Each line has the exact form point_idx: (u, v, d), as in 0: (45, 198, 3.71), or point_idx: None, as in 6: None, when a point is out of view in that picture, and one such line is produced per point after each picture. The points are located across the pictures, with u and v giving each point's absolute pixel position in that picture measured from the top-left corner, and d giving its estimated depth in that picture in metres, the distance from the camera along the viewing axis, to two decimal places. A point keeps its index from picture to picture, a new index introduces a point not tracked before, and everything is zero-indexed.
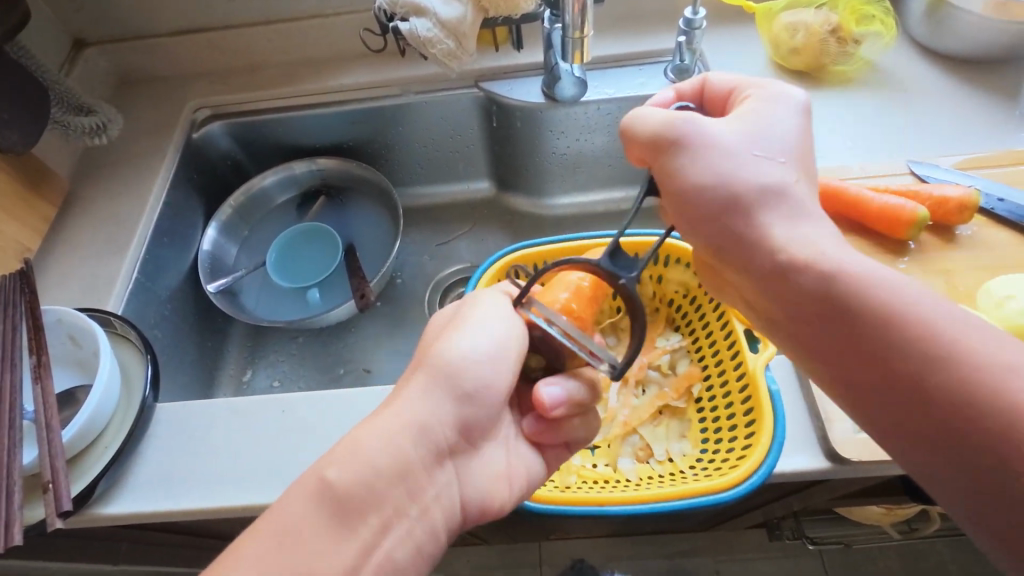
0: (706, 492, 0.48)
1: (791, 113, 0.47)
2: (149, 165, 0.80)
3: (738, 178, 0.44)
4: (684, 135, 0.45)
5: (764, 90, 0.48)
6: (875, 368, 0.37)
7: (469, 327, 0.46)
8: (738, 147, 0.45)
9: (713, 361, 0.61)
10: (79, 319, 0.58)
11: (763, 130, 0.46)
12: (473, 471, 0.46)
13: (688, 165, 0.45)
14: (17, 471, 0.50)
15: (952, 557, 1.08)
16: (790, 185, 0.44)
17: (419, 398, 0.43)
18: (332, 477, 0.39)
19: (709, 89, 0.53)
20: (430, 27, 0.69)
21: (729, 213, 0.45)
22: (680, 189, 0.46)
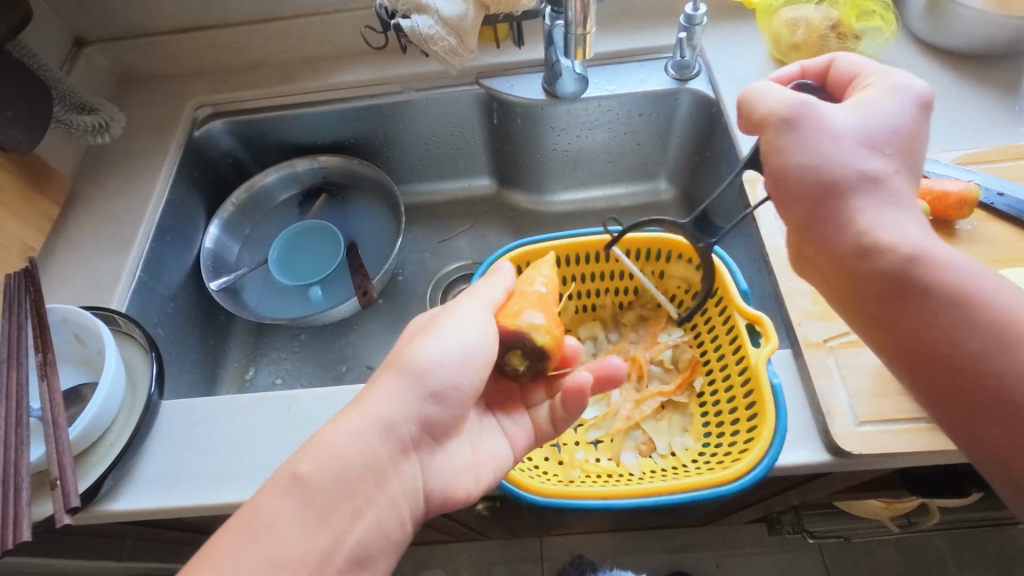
0: (709, 484, 0.49)
1: (904, 105, 0.50)
2: (151, 163, 0.80)
3: (846, 168, 0.47)
4: (795, 112, 0.48)
5: (885, 79, 0.51)
6: (976, 379, 0.41)
7: (440, 328, 0.46)
8: (847, 132, 0.48)
9: (715, 356, 0.61)
10: (84, 318, 0.58)
11: (879, 121, 0.49)
12: (439, 463, 0.47)
13: (794, 142, 0.48)
14: (25, 467, 0.50)
15: (950, 550, 1.09)
16: (886, 176, 0.48)
17: (388, 396, 0.43)
18: (303, 471, 0.40)
19: (834, 74, 0.55)
20: (431, 25, 0.69)
21: (832, 205, 0.48)
22: (780, 167, 0.49)
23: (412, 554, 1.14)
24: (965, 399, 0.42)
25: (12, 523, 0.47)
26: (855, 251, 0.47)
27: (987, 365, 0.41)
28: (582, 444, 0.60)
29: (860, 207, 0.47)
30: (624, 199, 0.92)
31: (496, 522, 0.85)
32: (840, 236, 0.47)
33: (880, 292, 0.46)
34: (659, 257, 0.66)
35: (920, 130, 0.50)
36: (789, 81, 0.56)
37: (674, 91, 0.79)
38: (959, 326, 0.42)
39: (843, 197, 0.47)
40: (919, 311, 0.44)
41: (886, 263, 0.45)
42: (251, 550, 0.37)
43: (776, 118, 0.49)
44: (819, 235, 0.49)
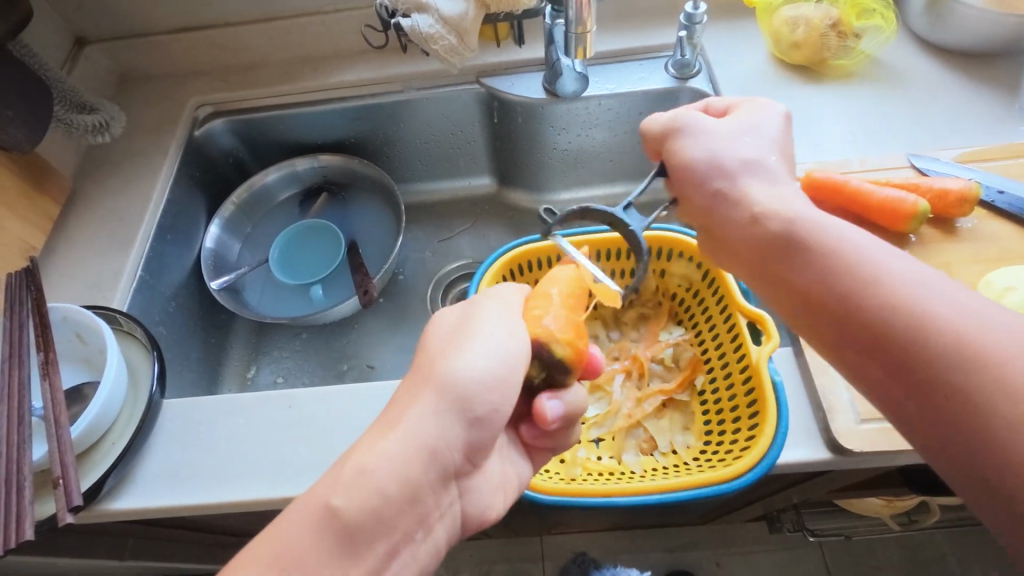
0: (711, 482, 0.49)
1: (777, 119, 0.53)
2: (152, 162, 0.80)
3: (728, 156, 0.50)
4: (679, 126, 0.53)
5: (756, 101, 0.56)
6: (859, 322, 0.40)
7: (478, 341, 0.42)
8: (724, 132, 0.52)
9: (716, 354, 0.61)
10: (86, 317, 0.58)
11: (751, 124, 0.52)
12: (477, 486, 0.45)
13: (684, 144, 0.53)
14: (28, 466, 0.50)
15: (951, 548, 1.09)
16: (766, 161, 0.50)
17: (430, 422, 0.40)
18: (339, 504, 0.37)
19: (711, 113, 0.57)
20: (432, 23, 0.69)
21: (724, 187, 0.50)
22: (678, 165, 0.53)
23: None
24: (862, 342, 0.40)
25: (15, 522, 0.47)
26: (747, 222, 0.48)
27: (868, 308, 0.39)
28: (584, 442, 0.60)
29: (747, 186, 0.49)
30: (624, 198, 0.92)
31: (498, 521, 0.85)
32: (738, 218, 0.49)
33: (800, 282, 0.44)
34: (660, 256, 0.66)
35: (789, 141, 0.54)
36: (677, 128, 0.58)
37: (674, 89, 0.79)
38: (837, 273, 0.42)
39: (726, 180, 0.50)
40: (831, 290, 0.42)
41: (771, 227, 0.46)
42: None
43: (666, 129, 0.54)
44: (725, 222, 0.50)
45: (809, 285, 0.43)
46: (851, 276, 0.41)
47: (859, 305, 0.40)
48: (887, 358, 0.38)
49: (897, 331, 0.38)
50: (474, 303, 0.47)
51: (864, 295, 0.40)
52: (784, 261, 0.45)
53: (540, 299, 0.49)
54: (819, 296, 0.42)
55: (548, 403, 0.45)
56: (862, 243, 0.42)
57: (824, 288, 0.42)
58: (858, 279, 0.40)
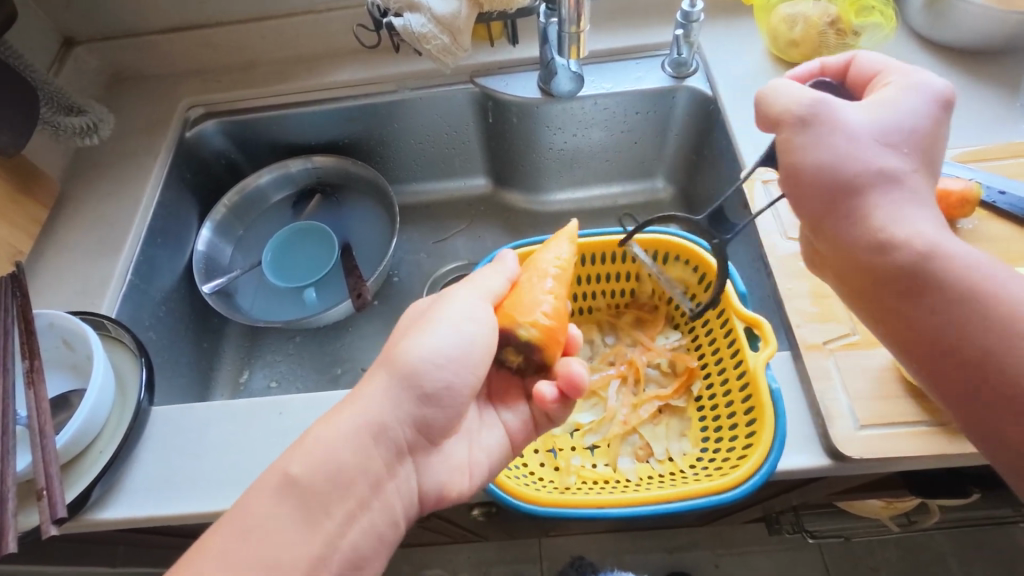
0: (708, 492, 0.48)
1: (925, 104, 0.48)
2: (142, 164, 0.79)
3: (862, 164, 0.46)
4: (818, 114, 0.47)
5: (905, 77, 0.49)
6: (989, 373, 0.42)
7: (435, 324, 0.46)
8: (866, 133, 0.47)
9: (713, 360, 0.60)
10: (72, 323, 0.57)
11: (894, 118, 0.47)
12: (433, 465, 0.47)
13: (815, 141, 0.47)
14: (12, 477, 0.49)
15: (951, 548, 1.08)
16: (904, 174, 0.46)
17: (381, 397, 0.43)
18: (295, 473, 0.40)
19: (854, 73, 0.53)
20: (424, 23, 0.68)
21: (850, 203, 0.47)
22: (797, 165, 0.48)
23: (411, 555, 1.13)
24: (973, 394, 0.42)
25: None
26: (873, 244, 0.46)
27: (998, 362, 0.41)
28: (579, 449, 0.59)
29: (877, 204, 0.46)
30: (621, 198, 0.91)
31: (495, 526, 0.84)
32: (858, 236, 0.46)
33: (899, 287, 0.45)
34: (656, 259, 0.65)
35: (936, 128, 0.49)
36: (807, 77, 0.55)
37: (671, 89, 0.78)
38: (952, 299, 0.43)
39: (860, 194, 0.46)
40: (937, 305, 0.44)
41: (902, 255, 0.45)
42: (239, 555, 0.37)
43: (801, 115, 0.47)
44: (840, 235, 0.48)
45: (937, 327, 0.44)
46: (991, 328, 0.42)
47: (998, 360, 0.41)
48: (1005, 409, 0.41)
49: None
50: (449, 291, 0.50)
51: (1005, 350, 0.41)
52: (913, 297, 0.45)
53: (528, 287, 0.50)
54: (948, 341, 0.43)
55: (544, 387, 0.48)
56: (995, 282, 0.43)
57: (956, 332, 0.43)
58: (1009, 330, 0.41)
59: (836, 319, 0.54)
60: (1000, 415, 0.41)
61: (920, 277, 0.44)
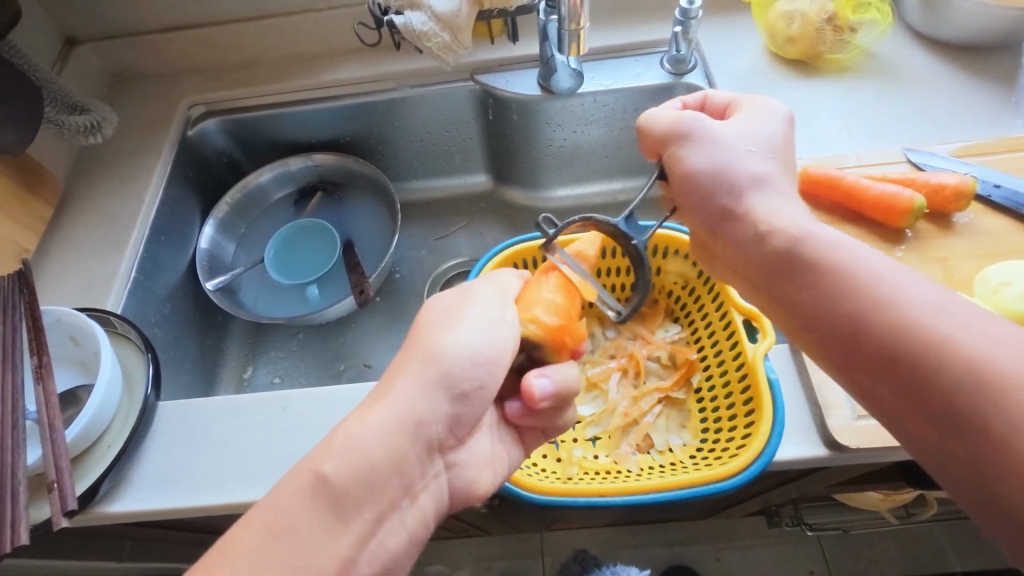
0: (706, 481, 0.49)
1: (780, 121, 0.52)
2: (145, 162, 0.80)
3: (736, 170, 0.50)
4: (681, 129, 0.52)
5: (756, 104, 0.54)
6: (862, 342, 0.39)
7: (469, 323, 0.45)
8: (731, 143, 0.51)
9: (712, 351, 0.61)
10: (79, 320, 0.58)
11: (755, 132, 0.51)
12: (461, 459, 0.47)
13: (690, 154, 0.51)
14: (22, 470, 0.50)
15: (949, 541, 1.09)
16: (770, 175, 0.50)
17: (414, 393, 0.42)
18: (328, 472, 0.39)
19: (711, 106, 0.58)
20: (425, 21, 0.68)
21: (729, 204, 0.50)
22: (682, 176, 0.52)
23: None
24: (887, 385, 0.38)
25: (10, 527, 0.47)
26: (754, 238, 0.48)
27: (877, 328, 0.39)
28: (580, 441, 0.60)
29: (752, 201, 0.49)
30: (621, 194, 0.92)
31: (497, 519, 0.86)
32: (743, 235, 0.49)
33: (784, 279, 0.46)
34: (656, 253, 0.66)
35: (790, 145, 0.53)
36: (676, 112, 0.58)
37: (670, 85, 0.79)
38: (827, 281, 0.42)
39: (739, 197, 0.49)
40: (818, 287, 0.43)
41: (778, 246, 0.46)
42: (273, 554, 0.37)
43: (669, 133, 0.52)
44: (731, 239, 0.50)
45: (822, 315, 0.42)
46: (856, 299, 0.40)
47: (865, 331, 0.39)
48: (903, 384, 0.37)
49: (902, 354, 0.37)
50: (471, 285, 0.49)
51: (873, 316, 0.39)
52: (793, 286, 0.45)
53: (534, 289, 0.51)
54: (824, 320, 0.42)
55: (537, 380, 0.45)
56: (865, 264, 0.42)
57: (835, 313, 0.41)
58: (853, 302, 0.40)
59: None
60: (907, 401, 0.37)
61: (796, 265, 0.45)
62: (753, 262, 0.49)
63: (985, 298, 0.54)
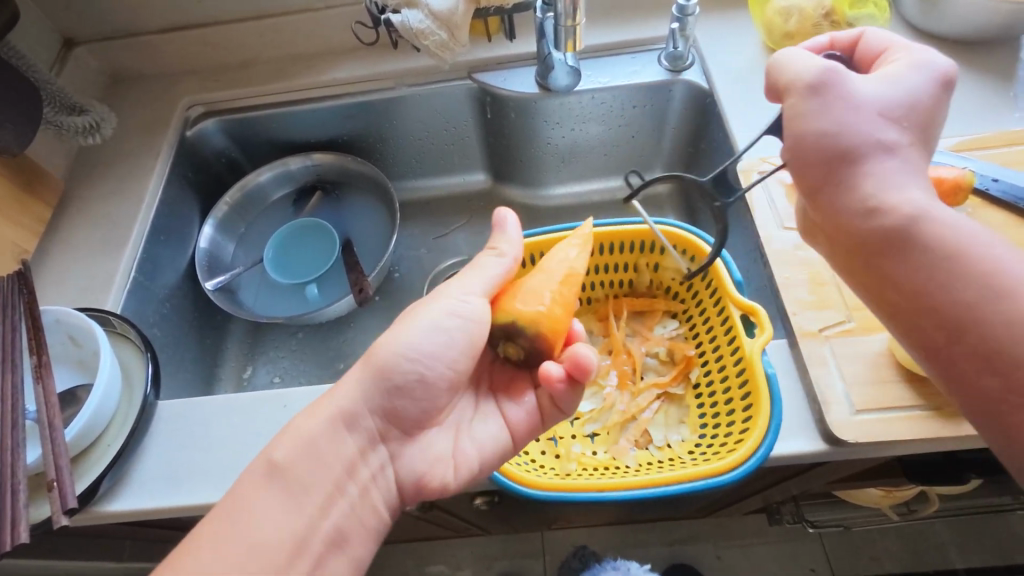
0: (705, 475, 0.49)
1: (930, 79, 0.48)
2: (144, 163, 0.80)
3: (860, 136, 0.46)
4: (824, 79, 0.47)
5: (908, 54, 0.49)
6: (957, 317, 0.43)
7: (418, 321, 0.48)
8: (867, 101, 0.47)
9: (710, 347, 0.61)
10: (78, 319, 0.58)
11: (898, 94, 0.47)
12: (410, 453, 0.50)
13: (822, 109, 0.47)
14: (22, 469, 0.50)
15: (951, 537, 1.09)
16: (899, 145, 0.47)
17: (354, 392, 0.48)
18: (277, 459, 0.45)
19: (863, 49, 0.53)
20: (422, 19, 0.68)
21: (847, 173, 0.47)
22: (806, 136, 0.47)
23: (413, 549, 1.15)
24: (965, 349, 0.43)
25: (10, 526, 0.47)
26: (863, 211, 0.46)
27: (973, 311, 0.42)
28: (579, 437, 0.60)
29: (872, 172, 0.46)
30: (618, 192, 0.92)
31: (499, 518, 0.86)
32: (848, 204, 0.47)
33: (884, 251, 0.46)
34: (653, 250, 0.66)
35: (936, 106, 0.49)
36: (818, 51, 0.54)
37: (667, 82, 0.79)
38: (936, 253, 0.44)
39: (858, 163, 0.47)
40: (920, 259, 0.44)
41: (890, 221, 0.45)
42: (229, 540, 0.42)
43: (805, 83, 0.47)
44: (832, 206, 0.48)
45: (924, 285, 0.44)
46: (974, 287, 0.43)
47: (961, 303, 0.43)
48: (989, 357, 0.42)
49: (1010, 344, 0.41)
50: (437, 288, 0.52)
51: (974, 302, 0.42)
52: (898, 260, 0.45)
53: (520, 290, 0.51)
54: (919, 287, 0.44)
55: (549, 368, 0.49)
56: (972, 240, 0.44)
57: (931, 284, 0.44)
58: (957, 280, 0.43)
59: (833, 306, 0.55)
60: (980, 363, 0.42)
61: (905, 243, 0.45)
62: (845, 229, 0.48)
63: None
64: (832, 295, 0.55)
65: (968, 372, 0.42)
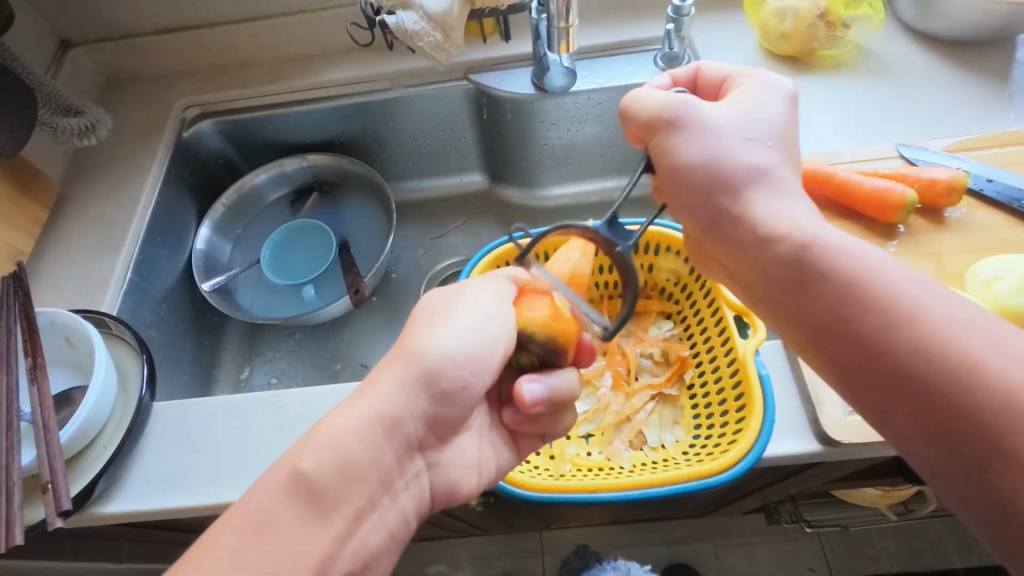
0: (697, 476, 0.49)
1: (781, 101, 0.49)
2: (141, 164, 0.80)
3: (731, 164, 0.46)
4: (678, 112, 0.47)
5: (753, 79, 0.51)
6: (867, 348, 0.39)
7: (456, 325, 0.45)
8: (730, 126, 0.47)
9: (704, 348, 0.61)
10: (73, 321, 0.58)
11: (752, 116, 0.48)
12: (445, 459, 0.48)
13: (683, 143, 0.47)
14: (17, 471, 0.50)
15: (948, 536, 1.09)
16: (776, 168, 0.47)
17: (394, 393, 0.44)
18: (305, 468, 0.41)
19: (704, 80, 0.56)
20: (417, 20, 0.68)
21: (728, 204, 0.47)
22: (672, 167, 0.48)
23: (412, 550, 1.15)
24: (873, 380, 0.38)
25: (5, 528, 0.47)
26: (756, 241, 0.46)
27: (880, 337, 0.38)
28: (574, 438, 0.60)
29: (755, 200, 0.46)
30: (615, 192, 0.92)
31: (497, 518, 0.86)
32: (745, 238, 0.46)
33: (784, 283, 0.44)
34: (648, 250, 0.66)
35: (794, 125, 0.50)
36: (666, 87, 0.56)
37: None
38: (835, 279, 0.41)
39: (740, 192, 0.46)
40: (820, 288, 0.42)
41: (783, 249, 0.44)
42: (252, 551, 0.39)
43: (661, 120, 0.48)
44: (731, 241, 0.47)
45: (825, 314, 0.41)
46: (875, 311, 0.39)
47: (862, 330, 0.39)
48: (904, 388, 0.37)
49: (923, 369, 0.36)
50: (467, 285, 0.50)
51: (882, 329, 0.38)
52: (800, 289, 0.43)
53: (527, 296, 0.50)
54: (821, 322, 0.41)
55: (527, 387, 0.47)
56: (876, 265, 0.41)
57: (829, 311, 0.41)
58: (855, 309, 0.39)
59: None
60: (894, 398, 0.37)
61: (800, 270, 0.43)
62: (750, 265, 0.47)
63: (977, 292, 0.54)
64: None
65: (932, 433, 0.36)
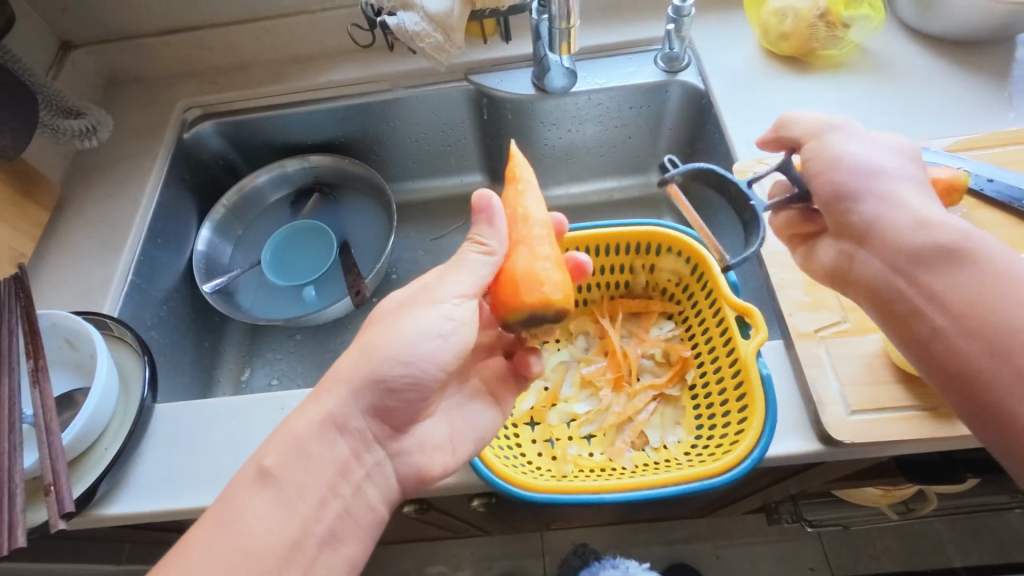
0: (699, 477, 0.49)
1: (911, 150, 0.50)
2: (141, 166, 0.80)
3: (855, 172, 0.47)
4: (822, 129, 0.51)
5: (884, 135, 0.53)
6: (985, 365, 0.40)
7: (411, 318, 0.45)
8: (869, 141, 0.49)
9: (705, 348, 0.61)
10: (75, 322, 0.58)
11: (884, 143, 0.50)
12: (408, 449, 0.49)
13: (825, 143, 0.50)
14: (19, 473, 0.50)
15: (950, 535, 1.10)
16: (899, 183, 0.47)
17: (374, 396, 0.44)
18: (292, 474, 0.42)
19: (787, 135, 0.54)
20: (418, 21, 0.68)
21: (847, 208, 0.48)
22: (816, 157, 0.50)
23: (413, 550, 1.15)
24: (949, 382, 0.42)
25: (7, 530, 0.47)
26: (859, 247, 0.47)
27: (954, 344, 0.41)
28: (575, 439, 0.59)
29: (872, 205, 0.47)
30: (615, 192, 0.92)
31: (498, 519, 0.86)
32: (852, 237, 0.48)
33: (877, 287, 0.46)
34: (649, 251, 0.66)
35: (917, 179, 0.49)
36: (769, 143, 0.56)
37: (664, 83, 0.79)
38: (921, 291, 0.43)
39: (856, 198, 0.47)
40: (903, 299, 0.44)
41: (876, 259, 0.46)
42: (229, 550, 0.40)
43: (810, 127, 0.52)
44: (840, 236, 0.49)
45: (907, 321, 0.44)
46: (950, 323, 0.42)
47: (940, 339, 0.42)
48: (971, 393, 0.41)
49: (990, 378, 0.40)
50: (428, 281, 0.48)
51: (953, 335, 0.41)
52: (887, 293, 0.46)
53: (528, 279, 0.46)
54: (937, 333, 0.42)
55: None
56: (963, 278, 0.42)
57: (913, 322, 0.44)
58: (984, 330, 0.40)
59: (828, 306, 0.55)
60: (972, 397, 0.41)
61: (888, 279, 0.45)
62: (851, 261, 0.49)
63: None
64: (828, 295, 0.56)
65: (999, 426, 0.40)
